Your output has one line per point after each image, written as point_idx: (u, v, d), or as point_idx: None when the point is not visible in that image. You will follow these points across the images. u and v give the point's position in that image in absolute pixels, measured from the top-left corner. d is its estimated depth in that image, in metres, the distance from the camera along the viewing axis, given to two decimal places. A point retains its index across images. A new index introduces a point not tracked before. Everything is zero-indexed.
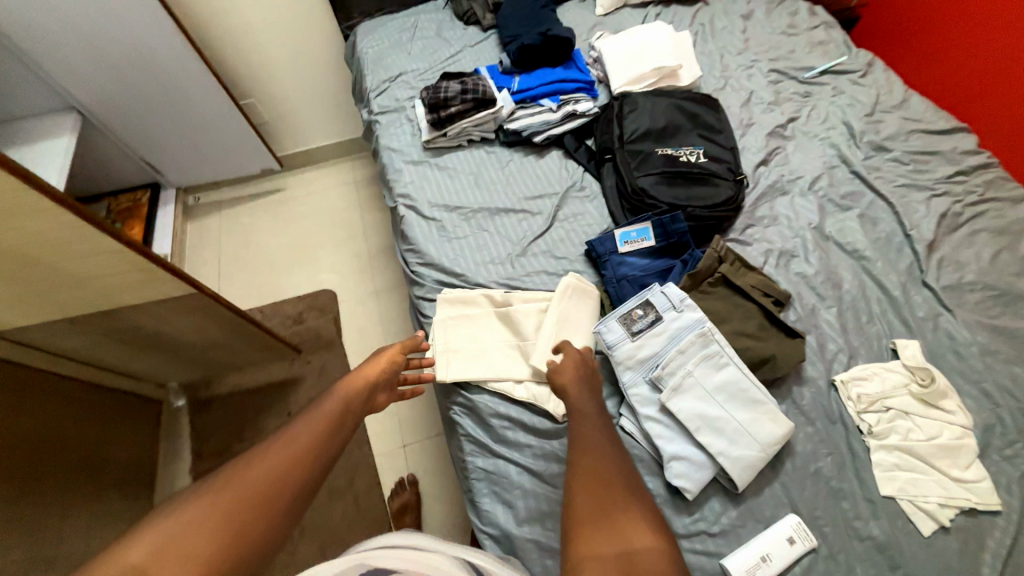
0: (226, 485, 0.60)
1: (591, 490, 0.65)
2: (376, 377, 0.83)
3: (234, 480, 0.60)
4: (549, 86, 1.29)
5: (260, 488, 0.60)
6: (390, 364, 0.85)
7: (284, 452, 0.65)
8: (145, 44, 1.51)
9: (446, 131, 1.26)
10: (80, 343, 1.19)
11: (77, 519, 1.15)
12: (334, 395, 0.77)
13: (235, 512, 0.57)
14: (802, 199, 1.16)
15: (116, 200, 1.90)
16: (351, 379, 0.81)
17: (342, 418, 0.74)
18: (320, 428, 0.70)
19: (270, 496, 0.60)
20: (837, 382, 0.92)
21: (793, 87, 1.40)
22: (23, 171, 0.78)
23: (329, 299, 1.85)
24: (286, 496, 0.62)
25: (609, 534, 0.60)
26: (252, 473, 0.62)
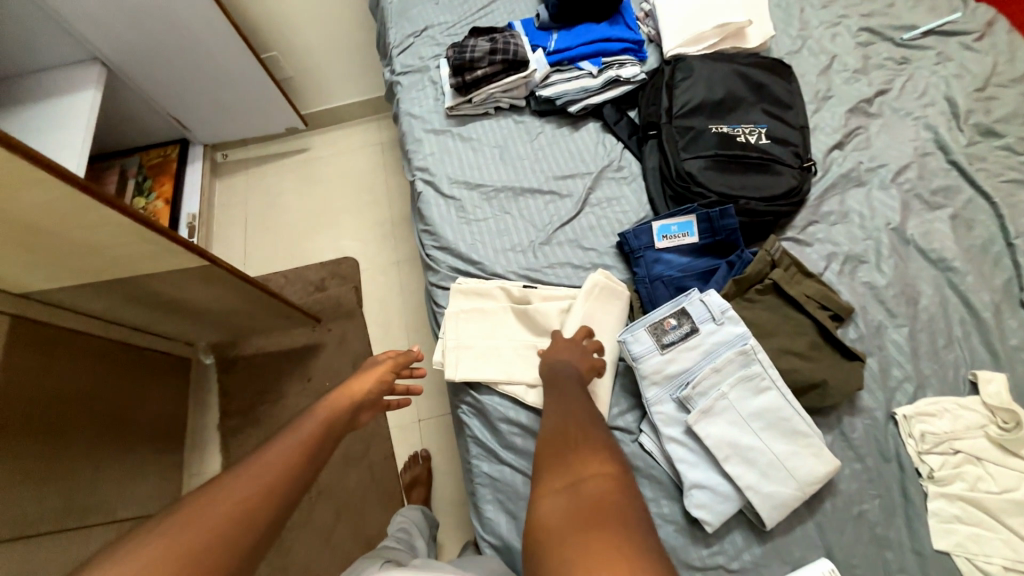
0: (200, 508, 0.54)
1: (555, 442, 0.67)
2: (364, 393, 0.83)
3: (221, 496, 0.56)
4: (590, 46, 1.12)
5: (240, 508, 0.55)
6: (377, 384, 0.86)
7: (268, 466, 0.60)
8: None
9: (472, 97, 1.13)
10: (102, 306, 1.20)
11: (110, 471, 1.22)
12: (320, 408, 0.75)
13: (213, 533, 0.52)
14: (881, 194, 0.99)
15: (147, 155, 1.90)
16: (337, 395, 0.80)
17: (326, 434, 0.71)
18: (302, 444, 0.66)
19: (250, 513, 0.55)
20: (897, 415, 0.80)
21: (887, 52, 1.16)
22: (14, 141, 0.73)
23: (351, 267, 1.82)
24: (266, 514, 0.56)
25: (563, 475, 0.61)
26: (232, 490, 0.57)
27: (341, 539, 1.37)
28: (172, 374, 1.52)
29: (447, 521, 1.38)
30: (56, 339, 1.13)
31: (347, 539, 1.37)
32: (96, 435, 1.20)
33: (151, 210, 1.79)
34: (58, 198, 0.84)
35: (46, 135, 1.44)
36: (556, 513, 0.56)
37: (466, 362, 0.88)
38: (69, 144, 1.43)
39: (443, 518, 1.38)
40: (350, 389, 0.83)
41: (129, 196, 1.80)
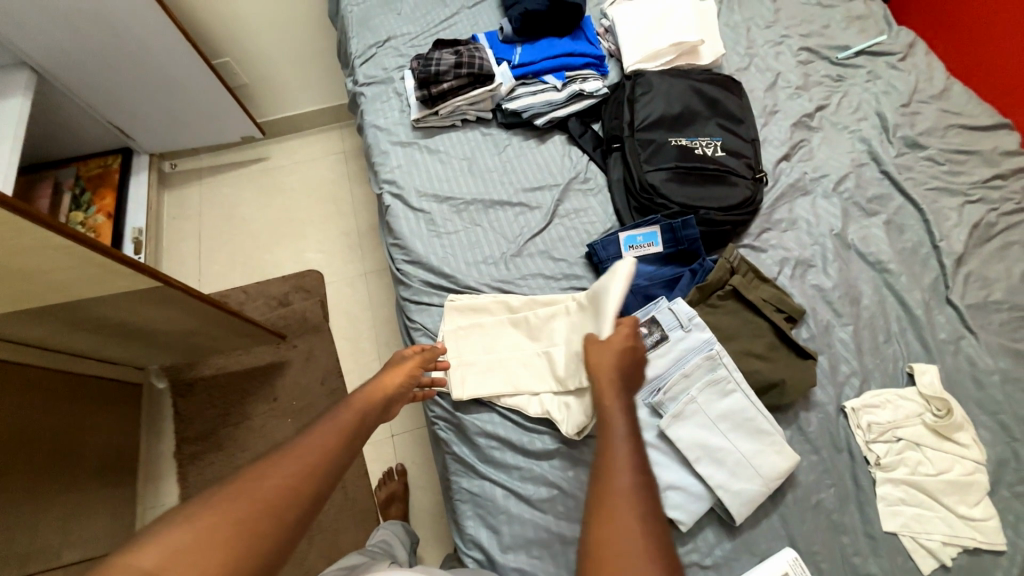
0: (241, 491, 0.51)
1: (609, 535, 0.50)
2: (395, 389, 0.75)
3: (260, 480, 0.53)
4: (553, 60, 1.15)
5: (277, 497, 0.52)
6: (409, 377, 0.78)
7: (306, 454, 0.57)
8: None
9: (438, 109, 1.13)
10: (38, 334, 1.10)
11: (53, 512, 1.12)
12: (354, 402, 0.68)
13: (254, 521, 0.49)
14: (824, 202, 1.07)
15: (85, 166, 1.77)
16: (370, 389, 0.72)
17: (361, 426, 0.65)
18: (340, 437, 0.61)
19: (284, 505, 0.52)
20: (847, 409, 0.86)
21: (824, 70, 1.26)
22: None
23: (316, 280, 1.77)
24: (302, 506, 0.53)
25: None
26: (272, 480, 0.53)
27: (315, 562, 1.32)
28: (121, 401, 1.41)
29: (425, 536, 1.35)
30: None
31: (320, 563, 1.32)
32: (36, 474, 1.09)
33: (92, 225, 1.67)
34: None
35: None
36: None
37: (471, 379, 0.87)
38: None
39: (422, 533, 1.36)
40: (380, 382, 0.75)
41: (66, 210, 1.66)
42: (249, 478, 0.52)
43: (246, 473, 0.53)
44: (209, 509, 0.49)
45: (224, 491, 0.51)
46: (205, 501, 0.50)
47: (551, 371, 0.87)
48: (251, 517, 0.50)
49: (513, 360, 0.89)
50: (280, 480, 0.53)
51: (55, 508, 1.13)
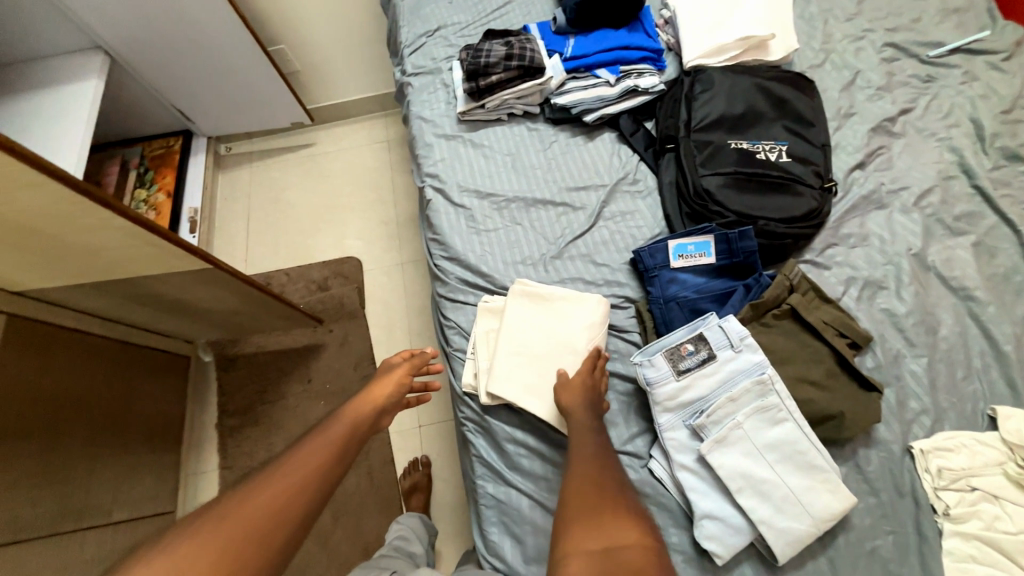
0: (224, 518, 0.53)
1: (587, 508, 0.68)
2: (388, 397, 0.77)
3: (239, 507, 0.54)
4: (608, 53, 1.09)
5: (265, 518, 0.54)
6: (401, 384, 0.81)
7: (290, 476, 0.58)
8: None
9: (485, 102, 1.10)
10: (100, 304, 1.17)
11: (105, 472, 1.19)
12: (343, 416, 0.71)
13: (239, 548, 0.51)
14: (902, 217, 0.96)
15: (149, 146, 1.87)
16: (358, 402, 0.75)
17: (348, 439, 0.66)
18: (322, 456, 0.62)
19: (272, 528, 0.53)
20: (914, 450, 0.78)
21: (911, 69, 1.13)
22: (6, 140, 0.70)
23: (354, 267, 1.80)
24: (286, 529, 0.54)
25: (598, 538, 0.64)
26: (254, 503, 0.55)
27: (339, 542, 1.36)
28: (171, 372, 1.50)
29: (446, 529, 1.36)
30: (52, 335, 1.11)
31: (344, 544, 1.36)
32: (91, 435, 1.17)
33: (153, 203, 1.76)
34: (53, 200, 0.81)
35: (46, 125, 1.41)
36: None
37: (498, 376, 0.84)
38: (69, 135, 1.39)
39: (443, 525, 1.37)
40: (370, 391, 0.77)
41: (130, 187, 1.77)
42: (230, 507, 0.54)
43: (229, 499, 0.55)
44: (194, 537, 0.51)
45: (210, 517, 0.53)
46: (184, 532, 0.52)
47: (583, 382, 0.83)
48: (237, 543, 0.51)
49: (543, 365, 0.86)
50: (264, 502, 0.55)
51: (107, 468, 1.20)
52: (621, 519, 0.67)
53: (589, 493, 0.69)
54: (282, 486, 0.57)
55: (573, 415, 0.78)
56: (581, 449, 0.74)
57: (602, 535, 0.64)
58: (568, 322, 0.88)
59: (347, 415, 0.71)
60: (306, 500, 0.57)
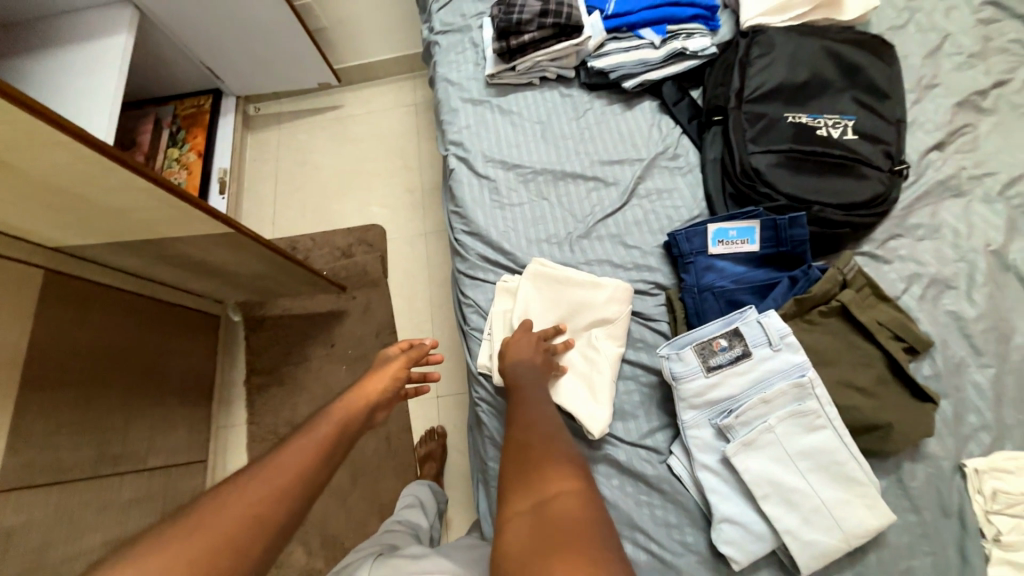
0: (200, 524, 0.48)
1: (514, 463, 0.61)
2: (383, 390, 0.73)
3: (218, 511, 0.50)
4: (654, 10, 0.98)
5: (246, 527, 0.49)
6: (396, 376, 0.77)
7: (275, 477, 0.53)
8: None
9: (516, 64, 1.02)
10: (132, 263, 1.20)
11: (140, 423, 1.26)
12: (333, 411, 0.66)
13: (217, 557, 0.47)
14: (983, 208, 0.85)
15: (181, 105, 1.87)
16: (353, 394, 0.70)
17: (339, 435, 0.62)
18: (311, 455, 0.57)
19: (250, 537, 0.49)
20: (967, 468, 0.71)
21: (1014, 32, 0.97)
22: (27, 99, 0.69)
23: (378, 235, 1.78)
24: (267, 536, 0.50)
25: (527, 489, 0.57)
26: (232, 509, 0.50)
27: (356, 501, 1.41)
28: (202, 330, 1.55)
29: (459, 499, 1.39)
30: (87, 290, 1.15)
31: (361, 505, 1.40)
32: (125, 388, 1.23)
33: (184, 163, 1.78)
34: (77, 158, 0.81)
35: (79, 81, 1.41)
36: (521, 535, 0.52)
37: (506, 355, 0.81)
38: (102, 91, 1.39)
39: (455, 495, 1.39)
40: (361, 384, 0.73)
41: (163, 146, 1.78)
42: (209, 509, 0.50)
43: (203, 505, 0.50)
44: (171, 542, 0.47)
45: (184, 523, 0.48)
46: (157, 539, 0.47)
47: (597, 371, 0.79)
48: (214, 551, 0.47)
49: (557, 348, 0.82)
50: (246, 505, 0.50)
51: (142, 420, 1.27)
52: (558, 470, 0.59)
53: (520, 449, 0.62)
54: (265, 488, 0.52)
55: (513, 379, 0.73)
56: (520, 409, 0.68)
57: (530, 487, 0.57)
58: (589, 306, 0.83)
59: (338, 407, 0.66)
60: (292, 503, 0.53)
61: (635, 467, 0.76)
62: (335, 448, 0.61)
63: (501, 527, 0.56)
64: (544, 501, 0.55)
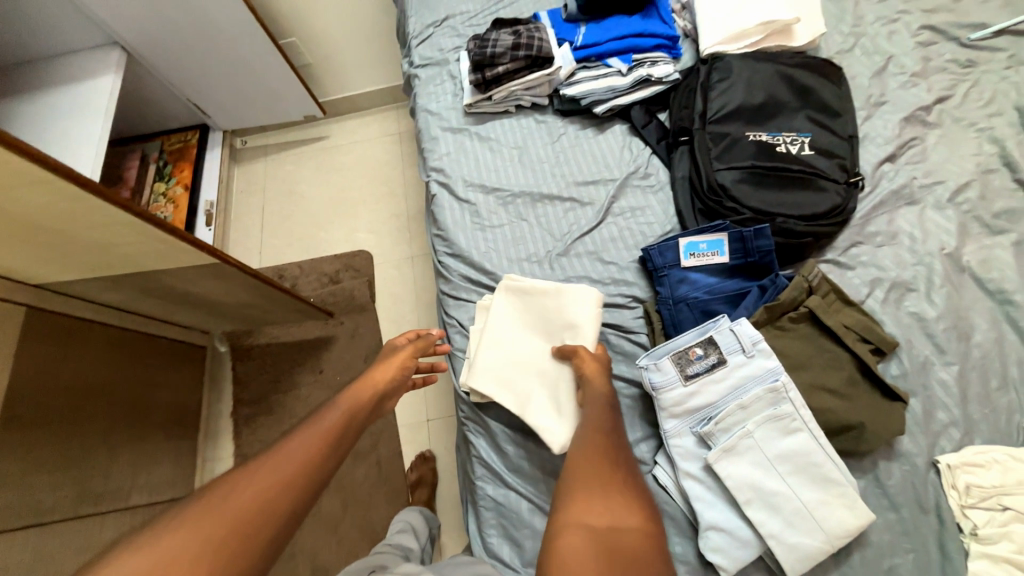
0: (207, 511, 0.47)
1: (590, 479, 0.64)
2: (388, 381, 0.73)
3: (233, 493, 0.49)
4: (620, 42, 1.05)
5: (255, 510, 0.48)
6: (400, 367, 0.78)
7: (284, 465, 0.52)
8: None
9: (492, 94, 1.07)
10: (117, 297, 1.20)
11: (125, 459, 1.23)
12: (341, 400, 0.65)
13: (226, 543, 0.45)
14: (935, 214, 0.90)
15: (168, 140, 1.91)
16: (357, 386, 0.70)
17: (348, 426, 0.62)
18: (319, 442, 0.56)
19: (260, 522, 0.47)
20: (940, 464, 0.73)
21: (951, 52, 1.05)
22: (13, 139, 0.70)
23: (365, 260, 1.80)
24: (279, 521, 0.49)
25: (602, 510, 0.59)
26: (242, 493, 0.49)
27: (347, 531, 1.38)
28: (189, 361, 1.54)
29: (452, 523, 1.36)
30: (70, 324, 1.15)
31: (352, 534, 1.37)
32: (110, 423, 1.21)
33: (172, 197, 1.80)
34: (62, 194, 0.82)
35: (65, 120, 1.44)
36: (585, 553, 0.54)
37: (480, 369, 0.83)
38: (90, 130, 1.42)
39: (448, 520, 1.37)
40: (367, 376, 0.73)
41: (150, 180, 1.81)
42: (219, 494, 0.48)
43: (214, 492, 0.49)
44: (178, 528, 0.45)
45: (192, 511, 0.47)
46: (165, 526, 0.46)
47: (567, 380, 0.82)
48: (226, 539, 0.45)
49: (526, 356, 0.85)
50: (254, 493, 0.49)
51: (126, 456, 1.24)
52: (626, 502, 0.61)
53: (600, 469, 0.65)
54: (273, 477, 0.51)
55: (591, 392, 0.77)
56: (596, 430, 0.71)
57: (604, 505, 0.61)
58: (563, 313, 0.85)
59: (343, 398, 0.66)
60: (302, 490, 0.51)
61: None
62: (344, 435, 0.60)
63: (557, 533, 0.57)
64: (615, 527, 0.58)
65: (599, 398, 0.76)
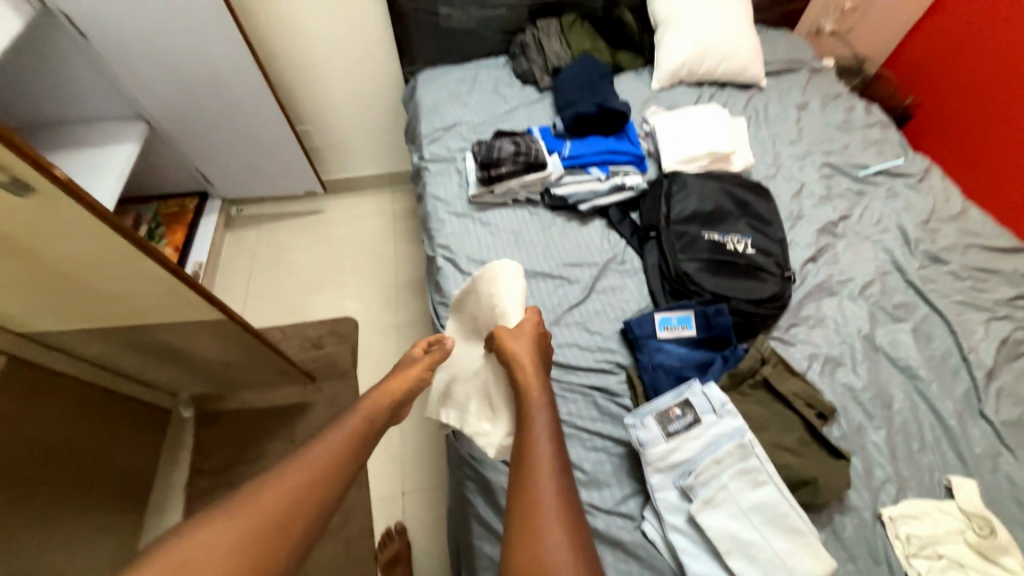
0: (251, 502, 0.64)
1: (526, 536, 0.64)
2: (406, 387, 0.83)
3: (270, 488, 0.66)
4: (599, 155, 1.32)
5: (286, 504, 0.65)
6: (418, 378, 0.86)
7: (314, 474, 0.68)
8: (219, 71, 1.58)
9: (493, 188, 1.27)
10: (99, 352, 1.18)
11: (64, 530, 1.12)
12: (362, 408, 0.79)
13: (260, 531, 0.62)
14: (851, 304, 1.12)
15: (165, 204, 1.99)
16: (380, 390, 0.83)
17: (369, 431, 0.77)
18: (340, 448, 0.73)
19: (289, 514, 0.64)
20: (883, 516, 0.84)
21: (846, 184, 1.38)
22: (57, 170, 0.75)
23: (351, 326, 1.85)
24: (308, 513, 0.66)
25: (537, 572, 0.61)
26: (276, 490, 0.65)
27: None
28: (146, 427, 1.46)
29: None
30: (42, 375, 1.11)
31: None
32: (58, 486, 1.12)
33: None
34: (101, 245, 0.87)
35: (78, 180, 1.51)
36: None
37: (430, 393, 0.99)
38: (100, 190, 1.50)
39: None
40: (385, 385, 0.84)
41: None
42: (258, 489, 0.66)
43: (252, 487, 0.66)
44: (230, 514, 0.63)
45: (242, 501, 0.64)
46: (219, 513, 0.63)
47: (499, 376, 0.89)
48: (263, 525, 0.62)
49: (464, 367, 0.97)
50: (290, 498, 0.65)
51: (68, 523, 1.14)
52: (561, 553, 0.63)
53: (521, 475, 0.70)
54: (300, 477, 0.67)
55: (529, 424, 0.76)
56: (529, 470, 0.70)
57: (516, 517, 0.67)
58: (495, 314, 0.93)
59: (363, 409, 0.79)
60: (324, 496, 0.68)
61: (613, 534, 0.82)
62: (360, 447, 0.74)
63: None
64: None
65: (529, 394, 0.79)
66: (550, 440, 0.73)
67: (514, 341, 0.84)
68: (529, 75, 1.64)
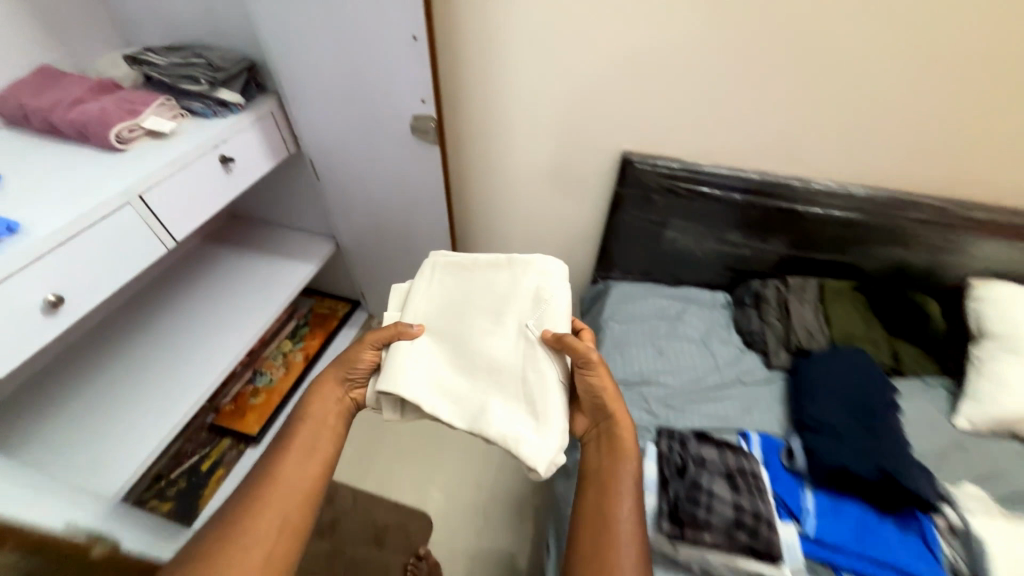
0: (248, 529, 0.73)
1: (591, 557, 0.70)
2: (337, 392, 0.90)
3: (264, 509, 0.75)
4: (865, 564, 0.82)
5: (280, 522, 0.75)
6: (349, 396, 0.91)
7: (278, 498, 0.76)
8: (409, 226, 1.49)
9: (680, 552, 0.84)
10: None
11: None
12: (309, 413, 0.86)
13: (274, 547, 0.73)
14: None
15: (321, 302, 2.02)
16: (330, 385, 0.90)
17: (324, 437, 0.85)
18: (304, 462, 0.81)
19: (293, 525, 0.75)
20: None
21: None
22: None
23: (421, 533, 1.48)
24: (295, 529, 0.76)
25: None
26: (269, 514, 0.75)
27: None
28: None
29: None
30: None
31: None
32: None
33: (287, 362, 1.77)
34: None
35: (252, 291, 1.53)
36: None
37: (415, 364, 0.83)
38: (262, 308, 1.48)
39: None
40: (327, 388, 0.89)
41: (282, 335, 1.83)
42: (251, 517, 0.74)
43: (243, 515, 0.74)
44: (229, 539, 0.72)
45: (236, 532, 0.72)
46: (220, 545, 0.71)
47: (525, 378, 0.81)
48: (274, 539, 0.73)
49: (477, 346, 0.85)
50: (273, 524, 0.74)
51: None
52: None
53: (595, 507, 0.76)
54: (281, 499, 0.76)
55: (619, 458, 0.78)
56: (601, 490, 0.77)
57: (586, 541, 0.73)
58: (525, 312, 0.88)
59: (311, 412, 0.87)
60: (296, 510, 0.77)
61: None
62: (312, 451, 0.83)
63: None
64: None
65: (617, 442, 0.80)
66: (633, 485, 0.77)
67: (602, 376, 0.83)
68: (757, 339, 1.23)
